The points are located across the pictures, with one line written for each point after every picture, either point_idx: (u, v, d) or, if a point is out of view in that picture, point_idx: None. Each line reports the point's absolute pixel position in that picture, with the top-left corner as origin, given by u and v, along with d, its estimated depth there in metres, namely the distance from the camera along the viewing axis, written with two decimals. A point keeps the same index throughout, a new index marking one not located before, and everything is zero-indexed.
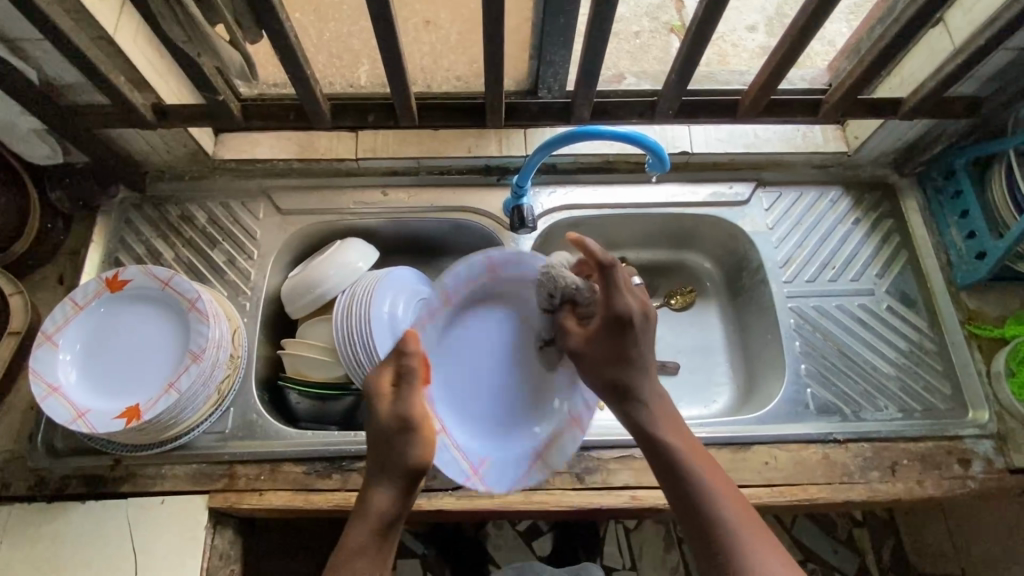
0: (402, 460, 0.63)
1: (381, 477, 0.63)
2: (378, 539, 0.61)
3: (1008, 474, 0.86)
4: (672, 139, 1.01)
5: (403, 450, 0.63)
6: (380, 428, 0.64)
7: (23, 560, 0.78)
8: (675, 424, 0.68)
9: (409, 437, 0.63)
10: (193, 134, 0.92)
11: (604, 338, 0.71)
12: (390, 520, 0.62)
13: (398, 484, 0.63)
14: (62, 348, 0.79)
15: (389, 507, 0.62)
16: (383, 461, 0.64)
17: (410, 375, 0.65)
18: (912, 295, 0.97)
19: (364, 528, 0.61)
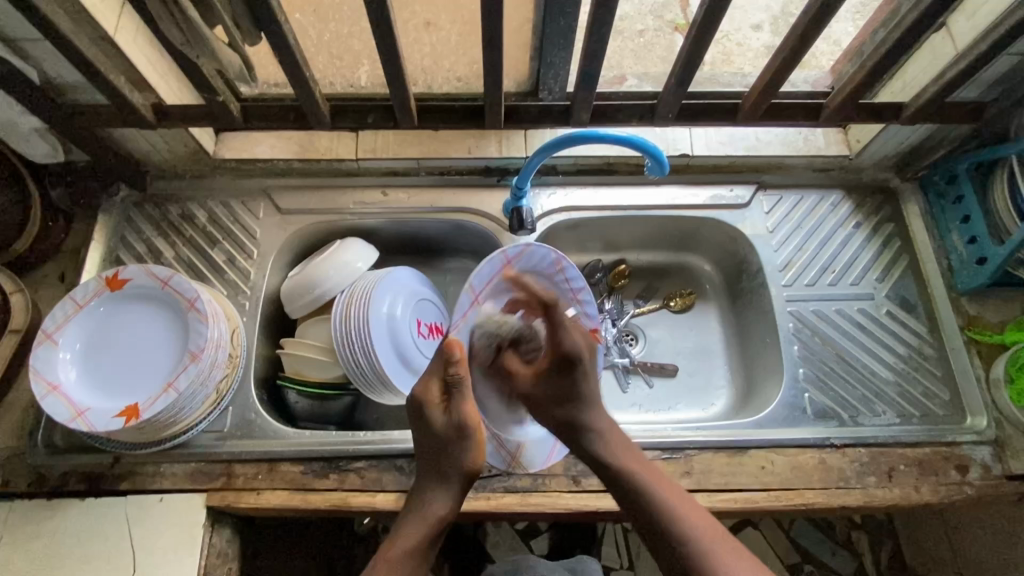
0: (457, 467, 0.67)
1: (435, 480, 0.68)
2: (427, 542, 0.65)
3: (1005, 481, 0.85)
4: (672, 141, 1.00)
5: (454, 455, 0.67)
6: (435, 436, 0.68)
7: (21, 555, 0.79)
8: (624, 443, 0.75)
9: (464, 445, 0.67)
10: (193, 133, 0.92)
11: (552, 376, 0.78)
12: (444, 522, 0.67)
13: (455, 491, 0.67)
14: (62, 346, 0.80)
15: (445, 511, 0.66)
16: (434, 460, 0.68)
17: (459, 389, 0.68)
18: (912, 300, 0.97)
19: (420, 526, 0.66)
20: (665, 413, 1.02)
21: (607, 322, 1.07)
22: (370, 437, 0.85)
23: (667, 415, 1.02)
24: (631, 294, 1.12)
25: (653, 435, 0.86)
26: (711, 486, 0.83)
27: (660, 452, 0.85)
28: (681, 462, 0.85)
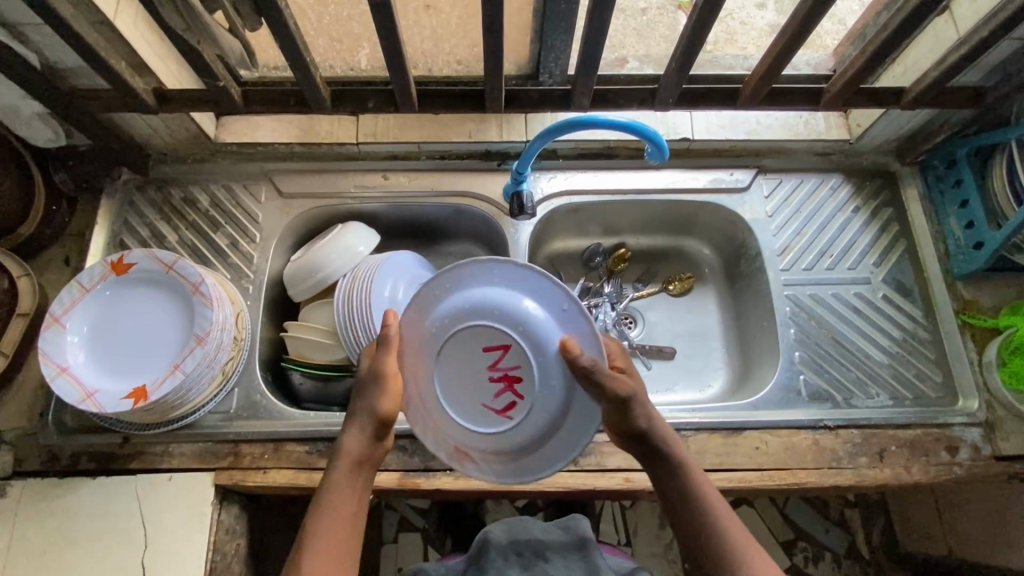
0: (372, 409, 0.66)
1: (352, 424, 0.67)
2: (351, 480, 0.65)
3: (995, 461, 0.87)
4: (673, 124, 1.00)
5: (372, 399, 0.66)
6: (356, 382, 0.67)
7: (34, 532, 0.81)
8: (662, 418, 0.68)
9: (377, 389, 0.66)
10: (194, 117, 0.92)
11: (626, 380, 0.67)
12: (362, 461, 0.66)
13: (372, 431, 0.66)
14: (69, 329, 0.81)
15: (358, 446, 0.66)
16: (354, 408, 0.67)
17: (387, 342, 0.66)
18: (908, 284, 0.98)
19: (342, 468, 0.65)
20: (663, 394, 1.03)
21: (607, 306, 1.08)
22: None
23: (665, 396, 1.03)
24: (631, 278, 1.13)
25: None
26: (705, 466, 0.85)
27: None
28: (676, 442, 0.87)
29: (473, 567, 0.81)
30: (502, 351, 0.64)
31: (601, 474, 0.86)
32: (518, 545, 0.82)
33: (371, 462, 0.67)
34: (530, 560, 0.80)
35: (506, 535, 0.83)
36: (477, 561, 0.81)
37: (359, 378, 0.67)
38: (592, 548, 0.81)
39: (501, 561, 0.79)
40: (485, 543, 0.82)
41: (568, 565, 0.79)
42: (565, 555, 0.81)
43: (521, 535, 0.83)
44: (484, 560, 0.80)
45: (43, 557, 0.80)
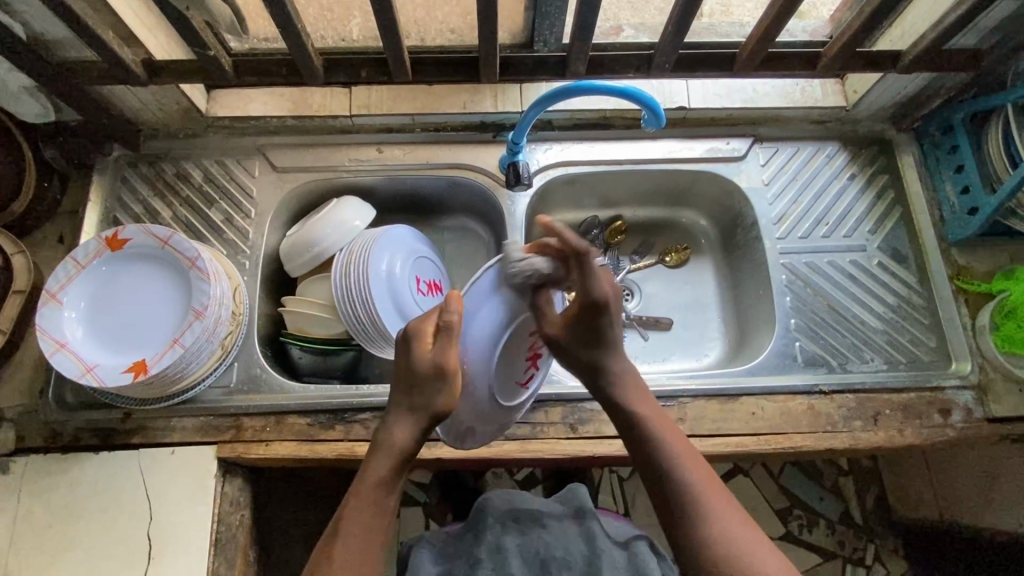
0: (429, 403, 0.65)
1: (405, 415, 0.66)
2: (395, 474, 0.65)
3: (986, 422, 0.89)
4: (670, 93, 1.00)
5: (434, 395, 0.65)
6: (411, 373, 0.66)
7: (39, 506, 0.81)
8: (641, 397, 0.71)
9: (441, 385, 0.64)
10: (185, 90, 0.91)
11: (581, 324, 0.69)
12: (408, 453, 0.65)
13: (422, 425, 0.65)
14: (67, 305, 0.81)
15: (406, 441, 0.65)
16: (411, 400, 0.66)
17: (448, 332, 0.65)
18: (903, 251, 0.98)
19: (387, 459, 0.64)
20: (660, 364, 1.04)
21: None
22: (373, 389, 0.88)
23: (662, 366, 1.04)
24: (627, 250, 1.13)
25: (648, 385, 0.89)
26: (702, 432, 0.86)
27: (654, 400, 0.88)
28: (674, 409, 0.88)
29: (469, 529, 0.80)
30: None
31: (599, 442, 0.87)
32: (516, 510, 0.81)
33: (415, 454, 0.66)
34: (524, 522, 0.80)
35: (503, 500, 0.83)
36: (474, 525, 0.81)
37: (416, 372, 0.65)
38: (589, 514, 0.80)
39: (497, 525, 0.79)
40: (485, 506, 0.81)
41: (564, 529, 0.79)
42: (563, 523, 0.80)
43: (520, 503, 0.82)
44: (479, 525, 0.80)
45: (50, 530, 0.81)
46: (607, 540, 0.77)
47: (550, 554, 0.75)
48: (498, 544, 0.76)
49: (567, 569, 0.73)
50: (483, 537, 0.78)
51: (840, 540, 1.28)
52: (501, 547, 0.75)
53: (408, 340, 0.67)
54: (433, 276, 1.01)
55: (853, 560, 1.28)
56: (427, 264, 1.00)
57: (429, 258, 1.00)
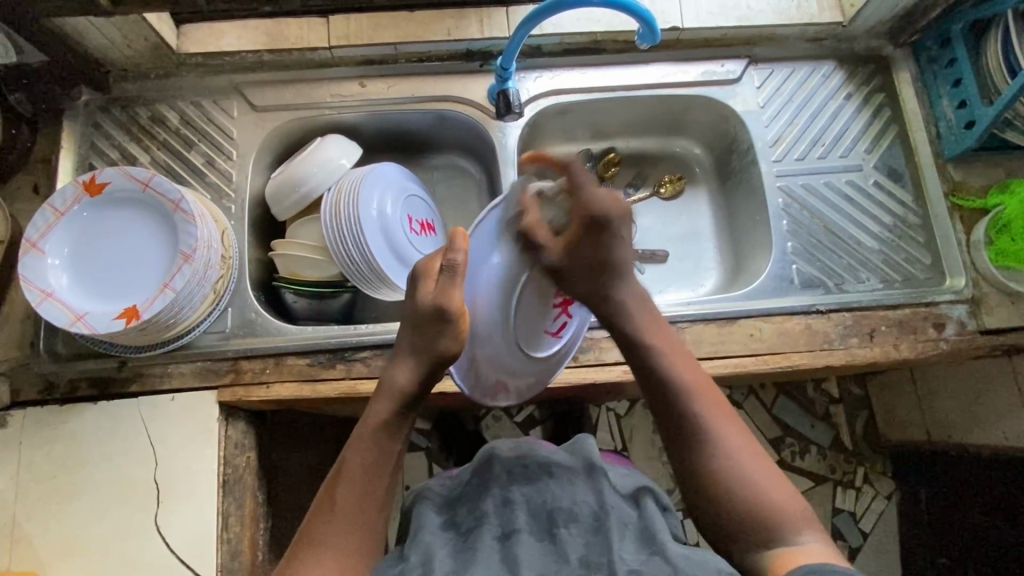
0: (429, 348, 0.68)
1: (406, 357, 0.69)
2: (396, 415, 0.68)
3: (979, 335, 0.90)
4: (662, 12, 0.95)
5: (439, 338, 0.67)
6: (418, 313, 0.68)
7: (41, 457, 0.81)
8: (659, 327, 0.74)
9: (445, 326, 0.66)
10: (151, 22, 0.85)
11: (583, 242, 0.72)
12: (408, 397, 0.69)
13: (423, 366, 0.68)
14: (49, 253, 0.78)
15: (407, 382, 0.69)
16: (416, 345, 0.69)
17: (452, 271, 0.66)
18: (899, 170, 0.98)
19: (388, 402, 0.68)
20: (657, 296, 1.04)
21: None
22: (372, 328, 0.87)
23: (658, 297, 1.04)
24: (622, 183, 1.11)
25: None
26: (701, 355, 0.87)
27: None
28: (672, 334, 0.88)
29: (473, 479, 0.72)
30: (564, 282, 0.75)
31: (599, 369, 0.87)
32: (524, 458, 0.73)
33: (415, 396, 0.69)
34: (532, 470, 0.71)
35: (512, 450, 0.74)
36: (480, 474, 0.72)
37: (419, 310, 0.67)
38: (598, 467, 0.71)
39: (502, 475, 0.71)
40: (492, 456, 0.73)
41: (574, 479, 0.70)
42: (570, 472, 0.71)
43: (529, 450, 0.74)
44: (484, 474, 0.72)
45: (55, 480, 0.80)
46: (617, 495, 0.69)
47: (558, 505, 0.66)
48: (505, 496, 0.68)
49: (575, 523, 0.65)
50: (488, 490, 0.70)
51: (830, 465, 1.32)
52: (507, 499, 0.68)
53: (417, 276, 0.70)
54: (425, 216, 0.99)
55: (843, 483, 1.32)
56: (418, 203, 0.97)
57: (421, 198, 0.98)
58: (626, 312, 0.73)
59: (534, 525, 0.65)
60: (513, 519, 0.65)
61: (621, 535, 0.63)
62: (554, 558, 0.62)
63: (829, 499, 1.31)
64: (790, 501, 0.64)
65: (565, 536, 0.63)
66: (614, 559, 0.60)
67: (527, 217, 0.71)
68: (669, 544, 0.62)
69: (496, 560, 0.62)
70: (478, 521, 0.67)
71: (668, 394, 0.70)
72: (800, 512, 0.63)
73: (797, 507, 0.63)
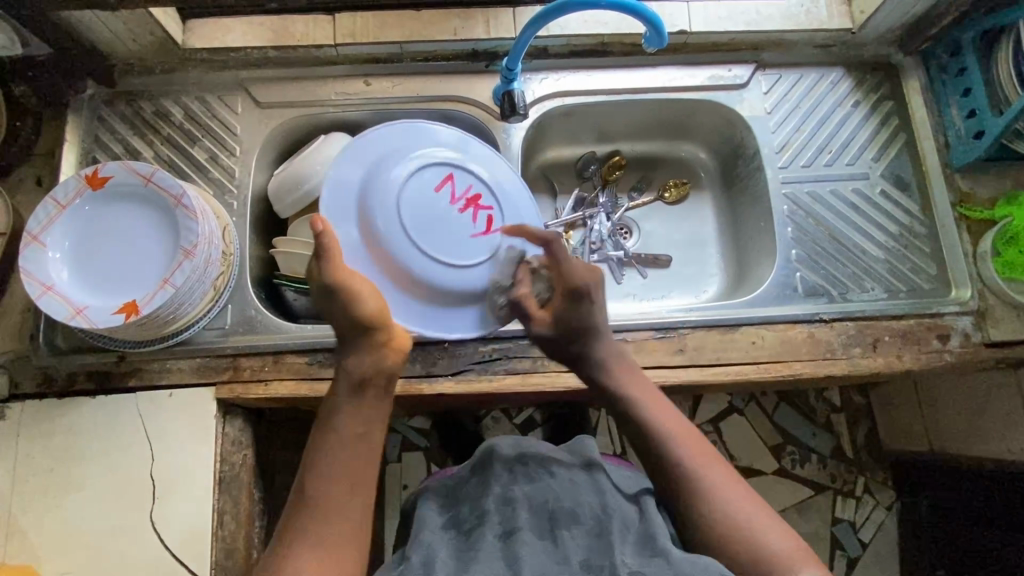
0: (352, 318, 0.67)
1: (348, 338, 0.68)
2: (359, 393, 0.67)
3: (984, 347, 0.89)
4: (670, 16, 0.95)
5: (351, 305, 0.66)
6: (319, 295, 0.67)
7: (38, 451, 0.81)
8: (640, 383, 0.75)
9: (346, 297, 0.66)
10: (157, 17, 0.85)
11: (563, 314, 0.77)
12: (367, 376, 0.66)
13: (367, 338, 0.67)
14: (50, 246, 0.78)
15: (362, 364, 0.67)
16: (342, 322, 0.68)
17: (325, 252, 0.66)
18: (906, 179, 0.97)
19: (343, 385, 0.67)
20: (659, 301, 1.04)
21: (602, 216, 1.07)
22: None
23: (660, 302, 1.04)
24: (626, 186, 1.11)
25: (647, 317, 0.88)
26: (702, 362, 0.86)
27: (655, 331, 0.87)
28: (674, 340, 0.87)
29: (476, 480, 0.73)
30: (447, 180, 0.75)
31: None
32: (525, 458, 0.74)
33: (377, 379, 0.67)
34: (534, 471, 0.72)
35: (513, 448, 0.75)
36: (483, 474, 0.73)
37: (314, 293, 0.68)
38: (597, 467, 0.74)
39: (505, 476, 0.71)
40: (492, 452, 0.75)
41: (575, 478, 0.72)
42: (571, 473, 0.72)
43: (528, 448, 0.75)
44: (487, 472, 0.73)
45: (52, 474, 0.80)
46: (617, 494, 0.71)
47: (559, 505, 0.66)
48: (507, 496, 0.68)
49: (577, 525, 0.64)
50: (490, 489, 0.70)
51: (831, 474, 1.31)
52: (509, 497, 0.67)
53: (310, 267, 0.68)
54: None
55: (843, 492, 1.31)
56: None
57: None
58: (604, 369, 0.76)
59: (535, 525, 0.65)
60: (515, 518, 0.65)
61: (623, 539, 0.63)
62: (554, 558, 0.61)
63: (829, 508, 1.30)
64: (792, 542, 0.62)
65: (566, 538, 0.63)
66: (616, 562, 0.58)
67: (521, 288, 0.78)
68: (670, 546, 0.60)
69: (497, 557, 0.61)
70: (479, 520, 0.66)
71: (652, 444, 0.70)
72: (800, 551, 0.61)
73: (795, 547, 0.62)
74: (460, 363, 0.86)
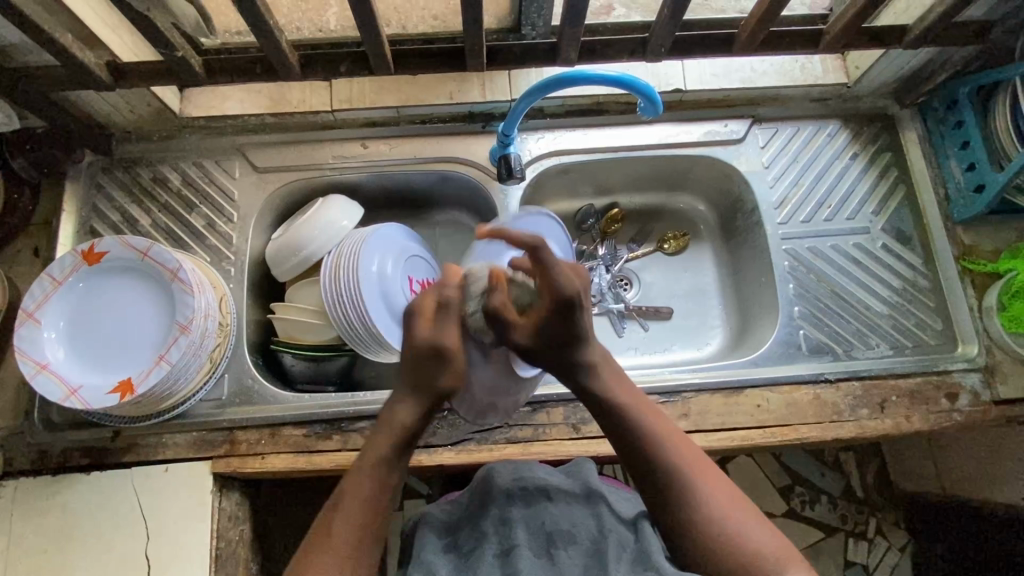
0: (432, 387, 0.63)
1: (409, 394, 0.63)
2: (399, 449, 0.62)
3: (993, 405, 0.87)
4: (664, 76, 0.95)
5: (437, 376, 0.62)
6: (411, 350, 0.63)
7: (30, 530, 0.79)
8: (624, 382, 0.68)
9: (444, 365, 0.62)
10: (156, 91, 0.86)
11: (548, 324, 0.63)
12: (411, 433, 0.63)
13: (427, 403, 0.63)
14: (46, 325, 0.78)
15: (410, 420, 0.62)
16: (416, 382, 0.63)
17: (447, 309, 0.63)
18: (907, 233, 0.96)
19: (387, 437, 0.62)
20: (662, 355, 1.03)
21: (601, 269, 1.06)
22: (368, 397, 0.86)
23: (663, 356, 1.02)
24: (625, 238, 1.10)
25: (651, 380, 0.87)
26: (707, 426, 0.85)
27: (659, 395, 0.86)
28: (678, 404, 0.86)
29: (473, 503, 0.69)
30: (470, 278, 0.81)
31: (602, 441, 0.85)
32: (523, 482, 0.69)
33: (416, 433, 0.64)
34: (532, 491, 0.68)
35: (510, 474, 0.71)
36: (478, 498, 0.69)
37: (414, 347, 0.62)
38: (595, 489, 0.69)
39: (502, 497, 0.67)
40: (491, 477, 0.70)
41: (572, 501, 0.67)
42: (569, 491, 0.69)
43: (527, 473, 0.71)
44: (483, 497, 0.68)
45: (44, 555, 0.79)
46: (615, 519, 0.66)
47: (557, 527, 0.63)
48: (505, 516, 0.65)
49: (574, 545, 0.62)
50: (488, 512, 0.66)
51: (841, 515, 1.28)
52: (507, 518, 0.64)
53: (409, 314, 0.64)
54: (426, 275, 0.98)
55: (855, 534, 1.27)
56: (418, 262, 0.96)
57: (421, 257, 0.97)
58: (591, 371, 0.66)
59: (533, 544, 0.62)
60: (512, 536, 0.62)
61: (619, 556, 0.60)
62: None
63: (841, 551, 1.26)
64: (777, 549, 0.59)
65: (562, 557, 0.61)
66: None
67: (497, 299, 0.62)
68: (666, 564, 0.58)
69: None
70: (478, 542, 0.63)
71: (635, 448, 0.64)
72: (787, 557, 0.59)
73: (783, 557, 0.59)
74: (460, 432, 0.85)
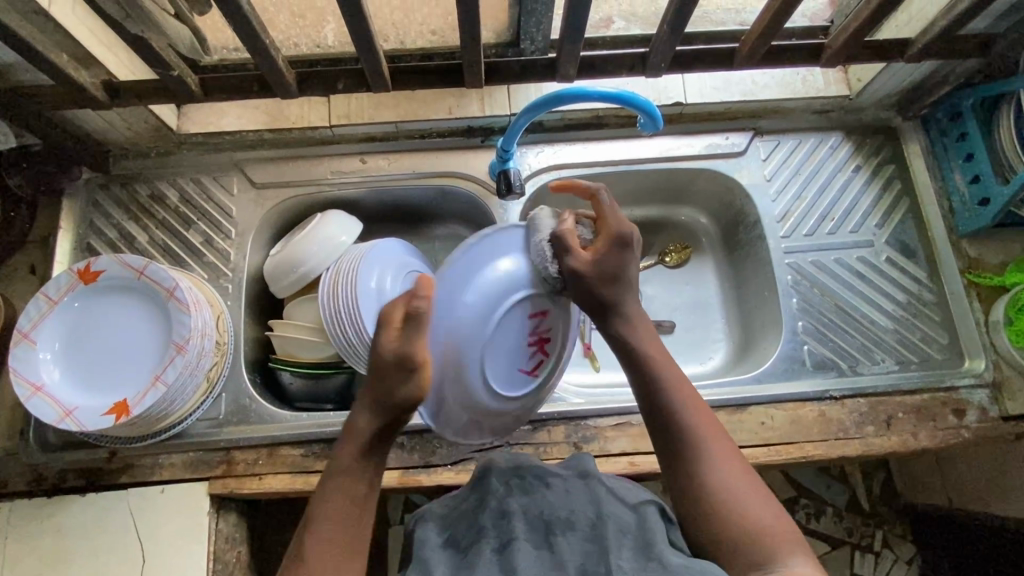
0: (393, 396, 0.59)
1: (368, 403, 0.60)
2: (366, 460, 0.59)
3: (1001, 422, 0.86)
4: (664, 89, 0.95)
5: (399, 386, 0.58)
6: (375, 362, 0.59)
7: (24, 553, 0.78)
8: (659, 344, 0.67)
9: (408, 376, 0.58)
10: (153, 109, 0.85)
11: (606, 254, 0.64)
12: (377, 439, 0.60)
13: (390, 412, 0.59)
14: (40, 346, 0.77)
15: (371, 428, 0.59)
16: (377, 393, 0.59)
17: (417, 321, 0.58)
18: (912, 246, 0.95)
19: (352, 449, 0.59)
20: None
21: None
22: None
23: None
24: None
25: None
26: None
27: None
28: None
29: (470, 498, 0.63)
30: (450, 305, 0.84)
31: (604, 459, 0.84)
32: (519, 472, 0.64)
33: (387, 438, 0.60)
34: (530, 479, 0.62)
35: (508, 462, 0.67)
36: (475, 489, 0.63)
37: (381, 359, 0.58)
38: (593, 474, 0.63)
39: (500, 487, 0.62)
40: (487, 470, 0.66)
41: (570, 488, 0.61)
42: (565, 479, 0.63)
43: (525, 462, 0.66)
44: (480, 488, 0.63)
45: None
46: (617, 502, 0.59)
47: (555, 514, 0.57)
48: (502, 509, 0.59)
49: (574, 531, 0.56)
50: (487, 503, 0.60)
51: (847, 528, 1.26)
52: (505, 509, 0.58)
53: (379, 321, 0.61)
54: None
55: (862, 547, 1.26)
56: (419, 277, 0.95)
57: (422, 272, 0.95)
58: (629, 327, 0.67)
59: (533, 537, 0.56)
60: (511, 529, 0.56)
61: (621, 544, 0.53)
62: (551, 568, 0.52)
63: (847, 565, 1.24)
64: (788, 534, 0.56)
65: (562, 544, 0.54)
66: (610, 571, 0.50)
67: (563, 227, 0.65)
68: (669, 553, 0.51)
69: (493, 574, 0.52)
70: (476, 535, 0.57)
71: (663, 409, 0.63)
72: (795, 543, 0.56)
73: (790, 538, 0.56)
74: (460, 451, 0.84)
